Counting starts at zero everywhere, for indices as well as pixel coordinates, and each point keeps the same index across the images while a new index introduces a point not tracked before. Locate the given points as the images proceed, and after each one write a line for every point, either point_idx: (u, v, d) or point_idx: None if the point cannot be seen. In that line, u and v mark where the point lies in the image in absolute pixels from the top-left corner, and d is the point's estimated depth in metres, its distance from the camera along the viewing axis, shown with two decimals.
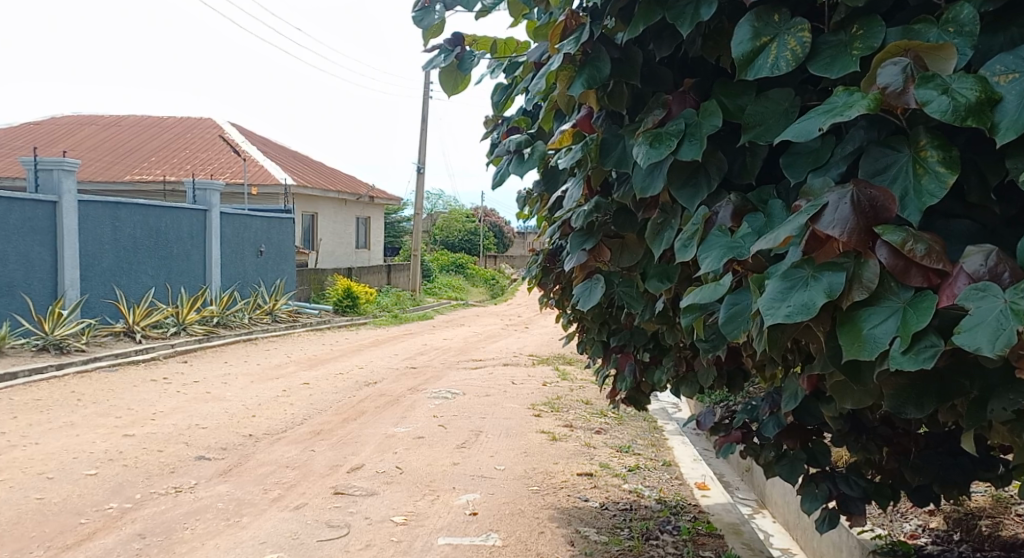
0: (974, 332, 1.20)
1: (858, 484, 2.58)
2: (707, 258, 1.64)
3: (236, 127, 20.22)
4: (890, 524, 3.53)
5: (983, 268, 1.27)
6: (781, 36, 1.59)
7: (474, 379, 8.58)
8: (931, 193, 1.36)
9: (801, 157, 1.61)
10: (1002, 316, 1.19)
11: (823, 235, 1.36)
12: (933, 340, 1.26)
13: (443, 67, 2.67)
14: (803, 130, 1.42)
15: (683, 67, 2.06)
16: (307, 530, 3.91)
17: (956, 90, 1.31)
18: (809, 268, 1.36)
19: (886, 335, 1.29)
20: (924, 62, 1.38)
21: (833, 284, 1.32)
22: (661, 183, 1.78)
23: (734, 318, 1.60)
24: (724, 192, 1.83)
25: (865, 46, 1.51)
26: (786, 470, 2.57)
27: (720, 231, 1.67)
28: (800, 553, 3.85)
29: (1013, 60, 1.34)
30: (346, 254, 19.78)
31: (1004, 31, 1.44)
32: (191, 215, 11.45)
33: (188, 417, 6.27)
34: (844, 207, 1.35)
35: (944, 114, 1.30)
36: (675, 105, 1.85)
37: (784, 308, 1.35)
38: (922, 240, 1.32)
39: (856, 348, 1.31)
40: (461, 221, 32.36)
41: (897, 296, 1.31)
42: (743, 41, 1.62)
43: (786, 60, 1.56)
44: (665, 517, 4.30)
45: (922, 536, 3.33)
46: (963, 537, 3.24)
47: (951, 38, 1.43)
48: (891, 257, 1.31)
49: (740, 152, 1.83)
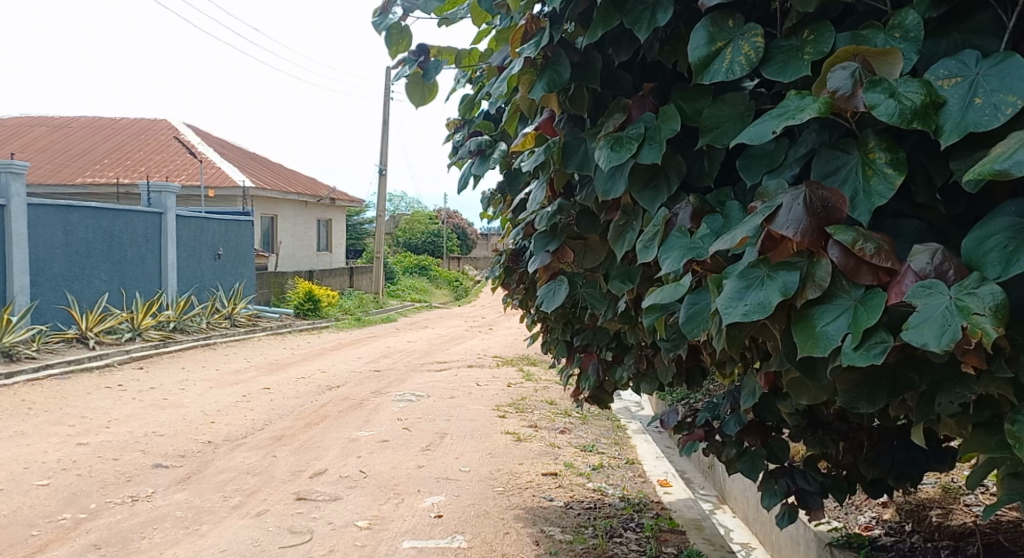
0: (922, 328, 1.23)
1: (815, 479, 2.66)
2: (667, 258, 1.66)
3: (193, 128, 19.93)
4: (845, 516, 3.63)
5: (929, 267, 1.30)
6: (735, 41, 1.62)
7: (438, 381, 8.56)
8: (879, 195, 1.40)
9: (755, 159, 1.64)
10: (947, 313, 1.22)
11: (777, 236, 1.38)
12: (883, 336, 1.29)
13: (409, 76, 2.70)
14: (757, 134, 1.45)
15: (642, 71, 2.08)
16: (268, 537, 3.87)
17: (903, 93, 1.35)
18: (765, 268, 1.39)
19: (838, 332, 1.32)
20: (871, 67, 1.41)
21: (788, 283, 1.35)
22: (623, 186, 1.81)
23: (694, 318, 1.61)
24: (683, 195, 1.86)
25: (816, 51, 1.54)
26: (747, 467, 2.59)
27: (679, 232, 1.70)
28: (759, 548, 3.91)
29: (955, 65, 1.38)
30: (307, 256, 19.62)
31: (947, 37, 1.48)
32: (146, 218, 11.27)
33: (145, 424, 6.16)
34: (797, 208, 1.38)
35: (891, 118, 1.33)
36: (634, 108, 1.87)
37: (741, 307, 1.37)
38: (871, 240, 1.35)
39: (810, 345, 1.34)
40: (423, 223, 32.27)
41: (848, 295, 1.34)
42: (700, 46, 1.64)
43: (741, 64, 1.59)
44: (629, 514, 4.33)
45: (876, 528, 3.41)
46: (914, 528, 3.31)
47: (897, 43, 1.46)
48: (842, 256, 1.34)
49: (699, 155, 1.86)
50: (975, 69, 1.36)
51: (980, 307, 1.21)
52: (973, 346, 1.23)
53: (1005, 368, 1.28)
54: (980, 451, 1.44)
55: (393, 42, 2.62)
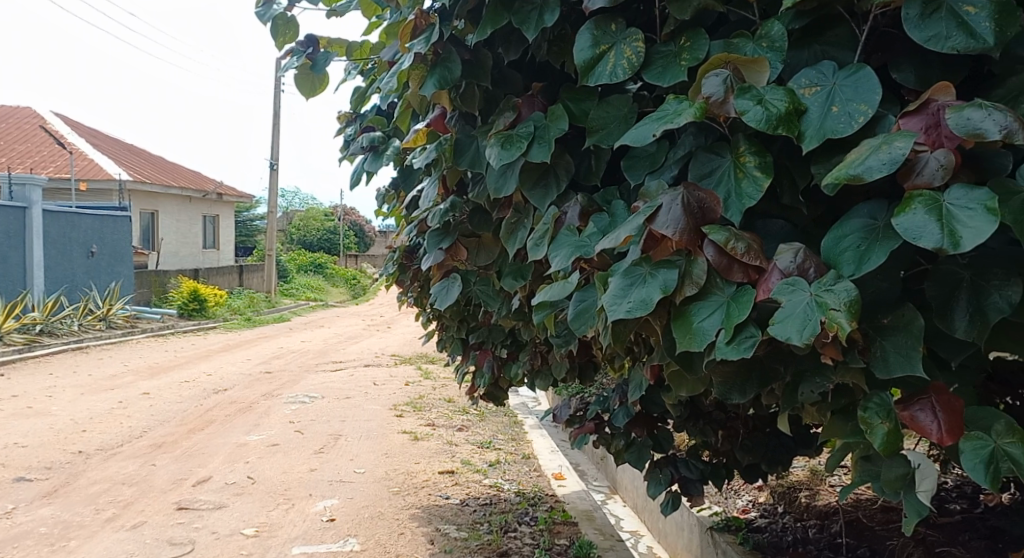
0: (786, 324, 1.30)
1: (696, 467, 2.76)
2: (556, 256, 1.69)
3: (64, 120, 18.86)
4: (725, 501, 3.78)
5: (792, 265, 1.37)
6: (617, 45, 1.66)
7: (332, 381, 8.41)
8: (749, 197, 1.47)
9: (638, 161, 1.70)
10: (808, 309, 1.29)
11: (658, 235, 1.43)
12: (752, 331, 1.36)
13: (297, 68, 2.63)
14: (638, 135, 1.50)
15: (532, 70, 2.11)
16: (146, 550, 3.71)
17: (769, 101, 1.42)
18: (646, 267, 1.44)
19: (712, 328, 1.38)
20: (741, 74, 1.48)
21: (667, 281, 1.40)
22: (513, 185, 1.83)
23: (581, 314, 1.65)
24: (571, 193, 1.90)
25: (692, 57, 1.60)
26: (634, 457, 2.68)
27: (568, 230, 1.73)
28: (646, 535, 4.05)
29: (816, 74, 1.47)
30: (191, 253, 18.89)
31: (809, 48, 1.56)
32: (10, 214, 10.58)
33: (8, 436, 5.79)
34: (676, 208, 1.43)
35: (759, 123, 1.40)
36: (524, 107, 1.89)
37: (624, 305, 1.41)
38: (742, 239, 1.41)
39: (687, 340, 1.40)
40: (317, 220, 31.63)
41: (722, 291, 1.40)
42: (584, 49, 1.68)
43: (623, 68, 1.64)
44: (524, 509, 4.38)
45: (751, 510, 3.58)
46: (786, 509, 3.50)
47: (764, 52, 1.54)
48: (717, 255, 1.39)
49: (586, 155, 1.90)
50: (833, 78, 1.45)
51: (836, 303, 1.28)
52: (831, 340, 1.31)
53: (857, 359, 1.36)
54: (836, 436, 1.54)
55: (280, 33, 2.56)
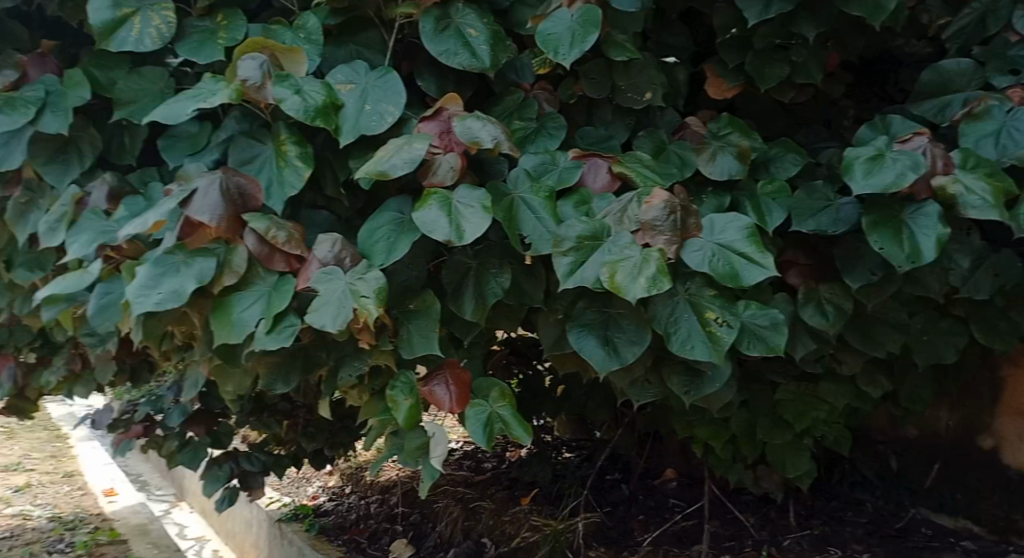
0: (321, 312, 1.34)
1: (258, 461, 2.77)
2: (79, 242, 1.55)
3: None
4: (296, 489, 3.83)
5: (330, 255, 1.43)
6: (142, 10, 1.58)
7: None
8: (291, 185, 1.49)
9: (177, 139, 1.65)
10: (344, 296, 1.35)
11: (192, 220, 1.40)
12: (292, 320, 1.39)
13: None
14: (173, 117, 1.45)
15: (41, 26, 1.93)
16: None
17: (307, 92, 1.45)
18: (181, 254, 1.38)
19: (252, 318, 1.38)
20: (280, 62, 1.49)
21: (203, 271, 1.37)
22: (19, 156, 1.67)
23: (104, 308, 1.52)
24: (97, 171, 1.81)
25: (228, 37, 1.59)
26: (187, 457, 2.64)
27: (93, 214, 1.61)
28: (211, 539, 4.02)
29: (349, 72, 1.55)
30: None
31: (344, 46, 1.66)
32: None
33: None
34: (212, 194, 1.40)
35: (298, 112, 1.41)
36: (31, 67, 1.74)
37: (154, 296, 1.33)
38: (282, 227, 1.44)
39: (227, 332, 1.39)
40: None
41: (263, 281, 1.42)
42: (102, 8, 1.56)
43: (150, 36, 1.57)
44: (57, 535, 4.09)
45: (320, 495, 3.68)
46: (352, 488, 3.68)
47: (302, 43, 1.58)
48: (256, 245, 1.41)
49: (116, 129, 1.80)
50: (365, 77, 1.54)
51: (367, 290, 1.36)
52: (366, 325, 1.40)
53: (388, 343, 1.48)
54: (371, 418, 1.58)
55: None
